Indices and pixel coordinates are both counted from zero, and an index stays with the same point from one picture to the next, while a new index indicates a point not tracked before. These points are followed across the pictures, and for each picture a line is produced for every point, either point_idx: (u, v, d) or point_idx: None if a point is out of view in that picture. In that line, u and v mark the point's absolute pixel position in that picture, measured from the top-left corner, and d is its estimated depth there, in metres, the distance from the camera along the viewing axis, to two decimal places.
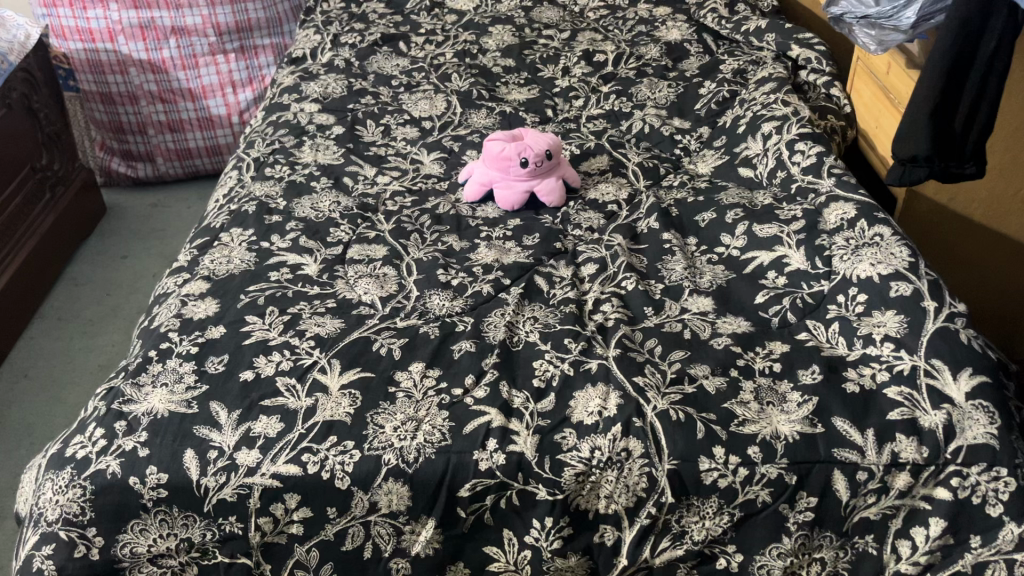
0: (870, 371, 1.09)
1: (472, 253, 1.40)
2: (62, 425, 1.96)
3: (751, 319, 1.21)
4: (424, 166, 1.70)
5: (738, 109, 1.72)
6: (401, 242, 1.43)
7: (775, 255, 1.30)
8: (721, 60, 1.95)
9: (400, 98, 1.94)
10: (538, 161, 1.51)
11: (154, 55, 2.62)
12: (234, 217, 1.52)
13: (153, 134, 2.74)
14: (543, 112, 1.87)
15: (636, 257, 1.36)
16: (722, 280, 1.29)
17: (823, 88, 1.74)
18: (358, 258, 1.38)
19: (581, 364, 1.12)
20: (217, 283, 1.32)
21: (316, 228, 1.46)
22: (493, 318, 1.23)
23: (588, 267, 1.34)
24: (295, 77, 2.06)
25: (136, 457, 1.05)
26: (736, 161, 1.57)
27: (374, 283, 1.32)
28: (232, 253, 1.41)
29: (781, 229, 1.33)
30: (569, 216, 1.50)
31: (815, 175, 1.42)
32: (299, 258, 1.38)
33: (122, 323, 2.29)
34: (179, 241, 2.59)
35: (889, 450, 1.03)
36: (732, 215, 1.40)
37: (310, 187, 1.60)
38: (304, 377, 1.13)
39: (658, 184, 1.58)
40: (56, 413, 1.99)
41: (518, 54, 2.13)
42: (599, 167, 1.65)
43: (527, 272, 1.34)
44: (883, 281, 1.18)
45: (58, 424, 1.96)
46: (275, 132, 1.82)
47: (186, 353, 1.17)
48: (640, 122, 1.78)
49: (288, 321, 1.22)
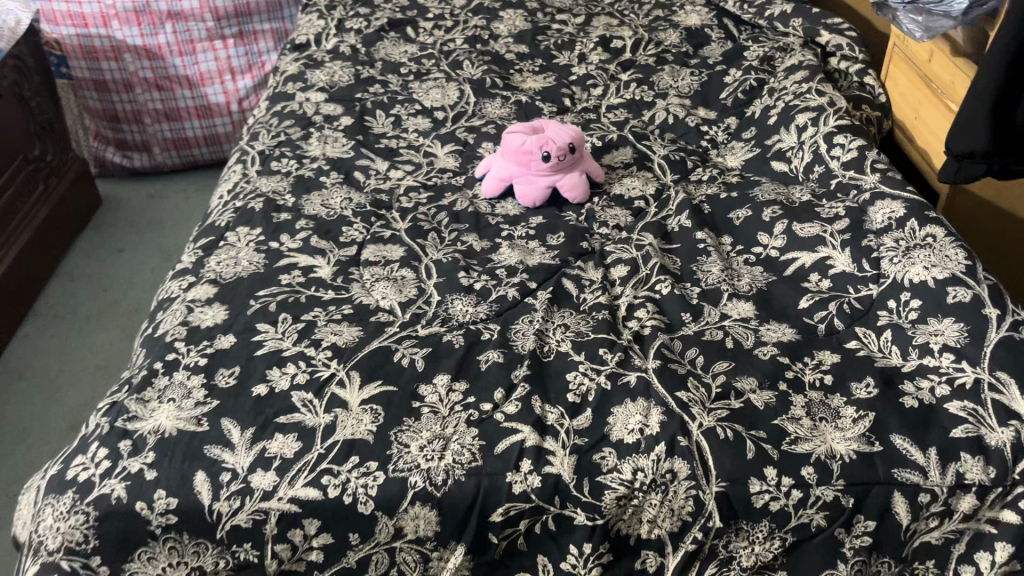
0: (928, 383, 1.02)
1: (494, 253, 1.32)
2: (55, 426, 1.89)
3: (796, 326, 1.14)
4: (438, 160, 1.62)
5: (767, 98, 1.64)
6: (419, 241, 1.35)
7: (818, 257, 1.23)
8: (745, 47, 1.87)
9: (409, 87, 1.86)
10: (561, 154, 1.44)
11: (150, 41, 2.53)
12: (240, 215, 1.44)
13: (149, 123, 2.64)
14: (560, 102, 1.79)
15: (669, 258, 1.29)
16: (762, 283, 1.22)
17: (856, 76, 1.66)
18: (373, 259, 1.31)
19: (618, 377, 1.05)
20: (225, 287, 1.25)
21: (328, 227, 1.39)
22: (520, 325, 1.15)
23: (619, 269, 1.26)
24: (299, 65, 1.97)
25: (143, 481, 0.97)
26: (769, 154, 1.49)
27: (392, 287, 1.24)
28: (240, 255, 1.33)
29: (824, 229, 1.26)
30: (594, 213, 1.43)
31: (858, 170, 1.34)
32: (310, 259, 1.31)
33: (123, 320, 2.21)
34: (179, 233, 2.51)
35: (953, 471, 0.96)
36: (769, 212, 1.32)
37: (320, 182, 1.52)
38: (321, 391, 1.06)
39: (686, 178, 1.50)
40: (49, 414, 1.92)
41: (531, 40, 2.04)
42: (623, 160, 1.57)
43: (554, 275, 1.26)
44: (939, 286, 1.10)
45: (50, 425, 1.88)
46: (280, 122, 1.74)
47: (194, 365, 1.09)
48: (664, 112, 1.70)
49: (302, 330, 1.14)
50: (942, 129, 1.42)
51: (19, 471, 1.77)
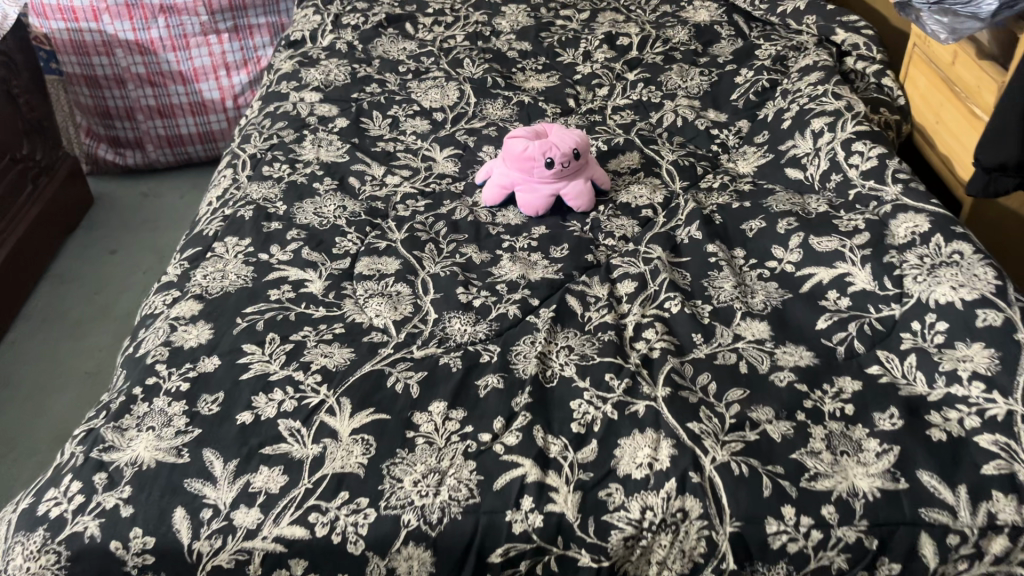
0: (957, 414, 0.96)
1: (494, 267, 1.26)
2: (49, 428, 1.84)
3: (814, 349, 1.07)
4: (437, 164, 1.55)
5: (780, 100, 1.57)
6: (415, 254, 1.28)
7: (836, 273, 1.16)
8: (756, 45, 1.80)
9: (408, 86, 1.79)
10: (565, 161, 1.37)
11: (142, 36, 2.45)
12: (229, 224, 1.37)
13: (142, 120, 2.58)
14: (564, 102, 1.72)
15: (679, 273, 1.22)
16: (777, 301, 1.16)
17: (873, 77, 1.59)
18: (367, 272, 1.24)
19: (626, 406, 0.99)
20: (210, 303, 1.18)
21: (320, 238, 1.32)
22: (522, 346, 1.09)
23: (626, 284, 1.20)
24: (293, 62, 1.90)
25: (118, 518, 0.91)
26: (783, 160, 1.43)
27: (386, 304, 1.18)
28: (227, 267, 1.27)
29: (842, 243, 1.19)
30: (599, 223, 1.36)
31: (878, 180, 1.27)
32: (301, 273, 1.24)
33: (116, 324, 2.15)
34: (174, 233, 2.44)
35: (985, 510, 0.89)
36: (784, 224, 1.26)
37: (313, 189, 1.45)
38: (310, 419, 1.00)
39: (696, 185, 1.44)
40: (43, 416, 1.87)
41: (534, 36, 1.97)
42: (629, 166, 1.50)
43: (557, 291, 1.20)
44: (968, 308, 1.04)
45: (45, 428, 1.84)
46: (273, 124, 1.67)
47: (176, 390, 1.03)
48: (672, 114, 1.63)
49: (291, 351, 1.08)
50: (966, 136, 1.35)
51: (11, 481, 1.73)
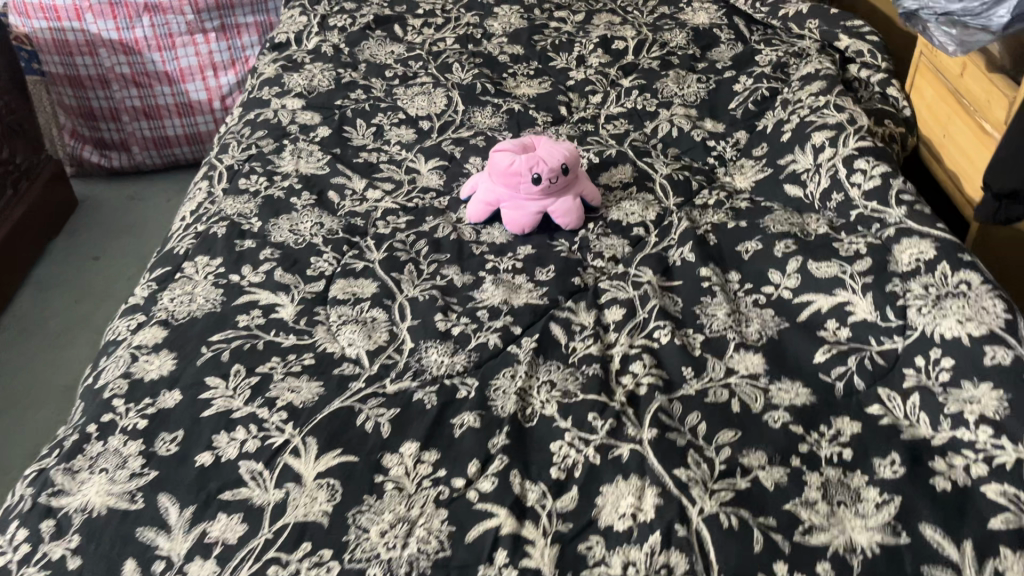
0: (962, 461, 0.90)
1: (476, 290, 1.19)
2: (38, 433, 1.81)
3: (811, 386, 1.01)
4: (421, 177, 1.49)
5: (780, 111, 1.51)
6: (393, 275, 1.22)
7: (835, 301, 1.10)
8: (756, 50, 1.73)
9: (394, 93, 1.72)
10: (553, 176, 1.31)
11: (126, 35, 2.39)
12: (201, 242, 1.31)
13: (128, 121, 2.52)
14: (556, 110, 1.66)
15: (670, 298, 1.16)
16: (773, 331, 1.09)
17: (877, 86, 1.52)
18: (341, 296, 1.18)
19: (609, 450, 0.92)
20: (175, 330, 1.12)
21: (295, 257, 1.26)
22: (501, 381, 1.02)
23: (613, 311, 1.14)
24: (277, 67, 1.84)
25: (63, 570, 0.85)
26: (781, 176, 1.36)
27: (360, 332, 1.11)
28: (196, 290, 1.21)
29: (843, 269, 1.13)
30: (588, 242, 1.30)
31: (881, 201, 1.20)
32: (273, 297, 1.18)
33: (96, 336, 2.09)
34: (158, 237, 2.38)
35: (993, 568, 0.80)
36: (782, 246, 1.19)
37: (290, 204, 1.39)
38: (273, 461, 0.94)
39: (691, 202, 1.37)
40: (32, 421, 1.84)
41: (526, 40, 1.90)
42: (621, 180, 1.44)
43: (541, 318, 1.13)
44: (975, 345, 0.97)
45: (34, 433, 1.81)
46: (252, 133, 1.61)
47: (132, 429, 0.97)
48: (667, 124, 1.57)
49: (257, 385, 1.02)
50: (975, 152, 1.29)
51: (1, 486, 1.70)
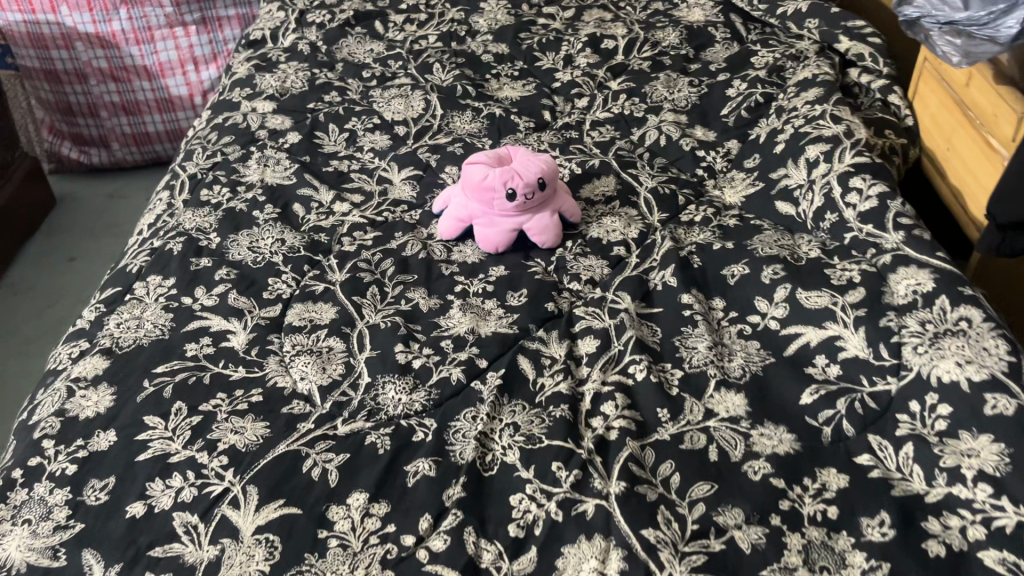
0: (958, 522, 0.82)
1: (441, 316, 1.12)
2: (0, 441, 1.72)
3: (796, 430, 0.93)
4: (393, 187, 1.41)
5: (774, 119, 1.42)
6: (355, 299, 1.14)
7: (825, 335, 1.02)
8: (752, 51, 1.65)
9: (370, 95, 1.64)
10: (528, 192, 1.22)
11: (103, 28, 2.31)
12: (155, 260, 1.24)
13: (107, 117, 2.44)
14: (539, 115, 1.58)
15: (648, 328, 1.08)
16: (757, 367, 1.01)
17: (878, 93, 1.44)
18: (297, 323, 1.10)
19: (573, 505, 0.85)
20: (118, 360, 1.05)
21: (252, 278, 1.19)
22: (461, 422, 0.95)
23: (587, 342, 1.06)
24: (250, 65, 1.75)
25: None
26: (773, 191, 1.28)
27: (314, 363, 1.04)
28: (144, 314, 1.13)
29: (834, 299, 1.04)
30: (565, 263, 1.22)
31: (877, 224, 1.11)
32: (224, 323, 1.11)
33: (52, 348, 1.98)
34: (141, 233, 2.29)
35: None
36: (770, 272, 1.11)
37: (252, 218, 1.31)
38: (209, 513, 0.86)
39: (676, 218, 1.29)
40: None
41: (512, 38, 1.81)
42: (604, 194, 1.36)
43: (509, 350, 1.05)
44: (975, 391, 0.89)
45: None
46: (219, 138, 1.53)
47: (60, 475, 0.90)
48: (655, 131, 1.49)
49: (198, 426, 0.95)
50: (980, 169, 1.20)
51: None
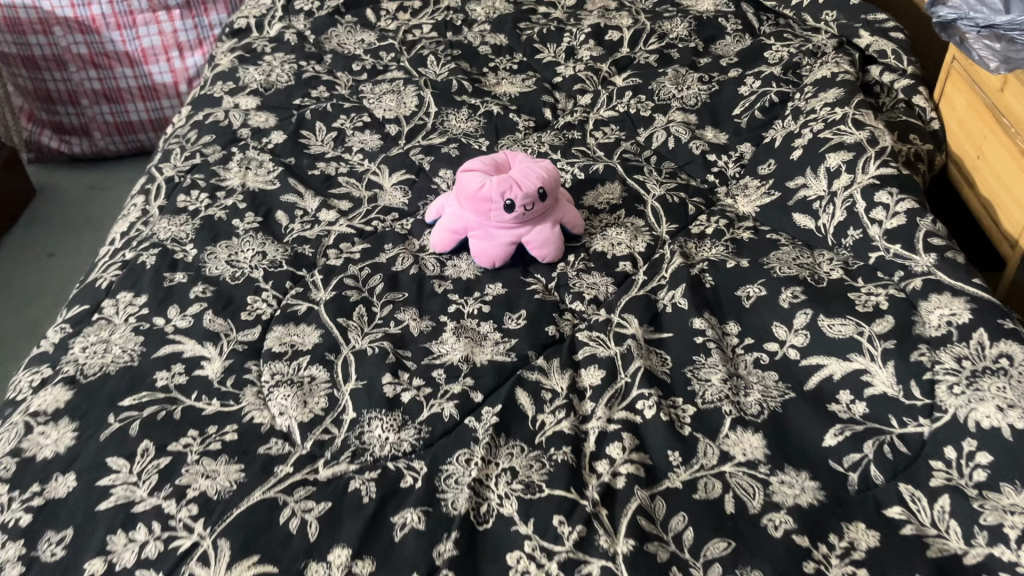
0: None
1: (433, 341, 1.03)
2: None
3: (820, 477, 0.85)
4: (383, 193, 1.32)
5: (790, 121, 1.33)
6: (340, 321, 1.06)
7: (850, 369, 0.94)
8: (765, 45, 1.55)
9: (360, 90, 1.54)
10: (528, 203, 1.14)
11: (82, 12, 2.19)
12: (126, 274, 1.15)
13: (88, 105, 2.34)
14: (539, 113, 1.49)
15: (657, 356, 1.00)
16: (776, 403, 0.93)
17: (902, 93, 1.35)
18: (277, 349, 1.02)
19: (576, 566, 0.77)
20: (82, 391, 0.97)
21: (229, 296, 1.10)
22: (454, 466, 0.87)
23: (591, 372, 0.97)
24: (234, 57, 1.65)
25: None
26: (790, 202, 1.19)
27: (295, 397, 0.96)
28: (113, 337, 1.05)
29: (859, 328, 0.96)
30: (567, 280, 1.14)
31: (906, 244, 1.03)
32: (198, 348, 1.03)
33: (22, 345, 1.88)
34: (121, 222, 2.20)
35: None
36: (789, 295, 1.03)
37: (231, 227, 1.23)
38: (175, 572, 0.78)
39: (686, 230, 1.21)
40: None
41: (511, 28, 1.71)
42: (609, 203, 1.27)
43: (507, 381, 0.97)
44: (1019, 439, 0.81)
45: None
46: (198, 137, 1.43)
47: (13, 526, 0.82)
48: (663, 132, 1.40)
49: (166, 469, 0.87)
50: (1013, 179, 1.12)
51: None
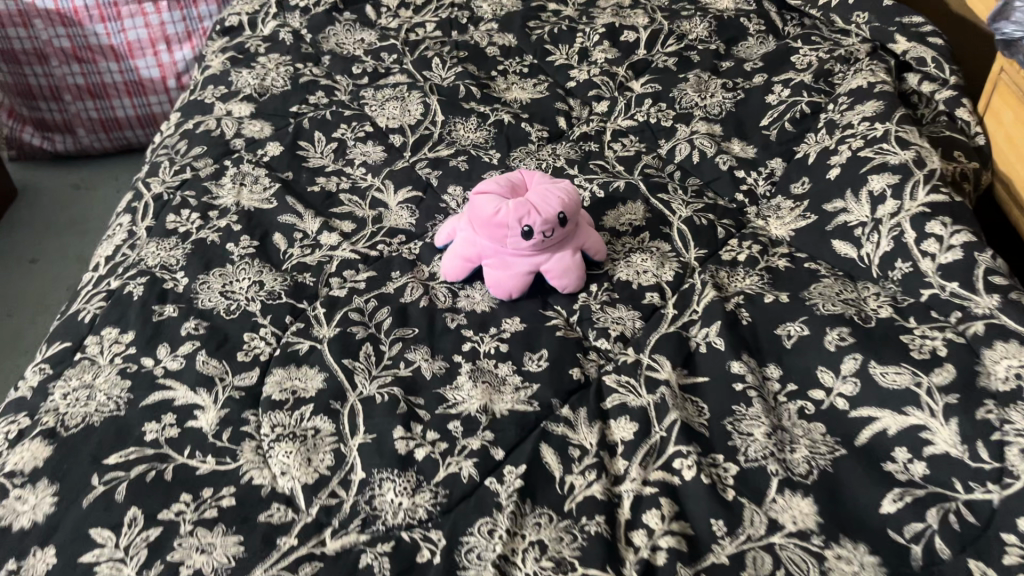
0: None
1: (448, 386, 0.95)
2: None
3: (880, 550, 0.77)
4: (388, 212, 1.23)
5: (824, 135, 1.24)
6: (346, 363, 0.97)
7: (907, 424, 0.86)
8: (792, 48, 1.46)
9: (361, 95, 1.45)
10: (547, 230, 1.04)
11: (63, 3, 2.04)
12: (111, 306, 1.06)
13: (71, 101, 2.21)
14: (553, 122, 1.39)
15: (694, 406, 0.92)
16: (826, 461, 0.85)
17: (943, 105, 1.26)
18: (278, 396, 0.93)
19: None
20: (63, 446, 0.88)
21: (224, 334, 1.01)
22: (476, 538, 0.79)
23: (622, 425, 0.89)
24: (226, 58, 1.55)
25: None
26: (828, 226, 1.11)
27: (298, 454, 0.87)
28: (97, 381, 0.96)
29: (916, 378, 0.88)
30: (590, 314, 1.05)
31: (964, 282, 0.95)
32: (191, 395, 0.94)
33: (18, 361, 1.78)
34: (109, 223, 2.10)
35: None
36: (836, 336, 0.95)
37: (225, 252, 1.13)
38: None
39: (717, 256, 1.12)
40: None
41: (519, 26, 1.61)
42: (631, 224, 1.18)
43: (530, 434, 0.89)
44: None
45: None
46: (189, 148, 1.34)
47: None
48: (686, 145, 1.31)
49: (156, 543, 0.78)
50: None
51: None
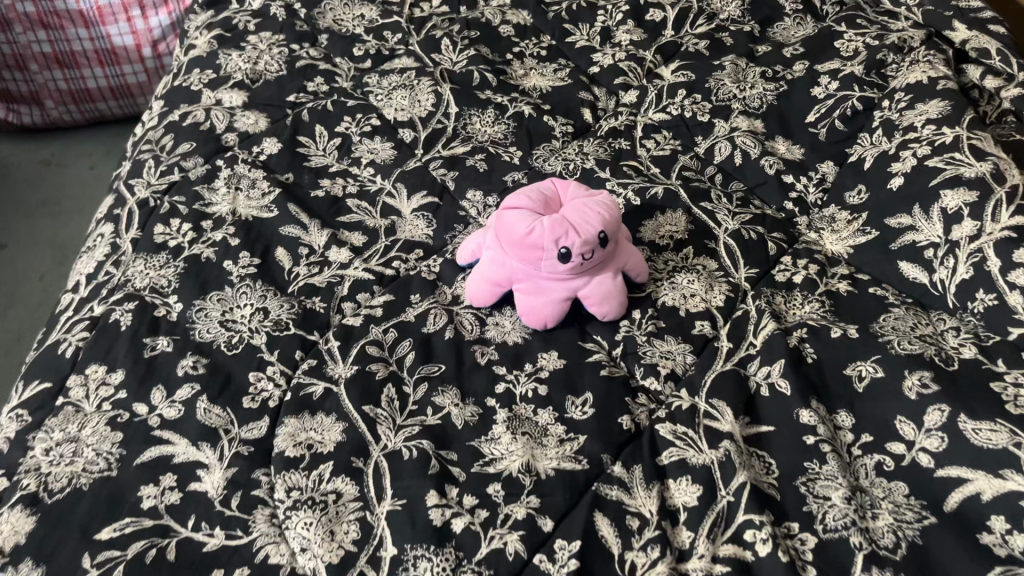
0: None
1: (483, 438, 0.84)
2: None
3: None
4: (401, 221, 1.10)
5: (881, 136, 1.13)
6: (367, 410, 0.86)
7: (1006, 490, 0.76)
8: (837, 32, 1.34)
9: (364, 82, 1.31)
10: (586, 252, 0.90)
11: None
12: (96, 338, 0.94)
13: (37, 70, 1.91)
14: (578, 115, 1.27)
15: (761, 463, 0.82)
16: (914, 531, 0.76)
17: (1010, 102, 1.15)
18: (292, 453, 0.82)
19: None
20: (47, 518, 0.77)
21: (227, 374, 0.90)
22: None
23: (683, 488, 0.80)
24: (212, 36, 1.40)
25: None
26: (893, 245, 1.01)
27: (319, 526, 0.77)
28: (83, 431, 0.84)
29: (1013, 436, 0.79)
30: (635, 347, 0.95)
31: None
32: (192, 451, 0.82)
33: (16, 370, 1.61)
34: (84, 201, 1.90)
35: None
36: (917, 382, 0.85)
37: (223, 272, 1.01)
38: None
39: (770, 276, 1.02)
40: None
41: (535, 2, 1.47)
42: (672, 237, 1.07)
43: (580, 500, 0.79)
44: None
45: None
46: (175, 144, 1.20)
47: None
48: (727, 143, 1.19)
49: None
50: None
51: None
